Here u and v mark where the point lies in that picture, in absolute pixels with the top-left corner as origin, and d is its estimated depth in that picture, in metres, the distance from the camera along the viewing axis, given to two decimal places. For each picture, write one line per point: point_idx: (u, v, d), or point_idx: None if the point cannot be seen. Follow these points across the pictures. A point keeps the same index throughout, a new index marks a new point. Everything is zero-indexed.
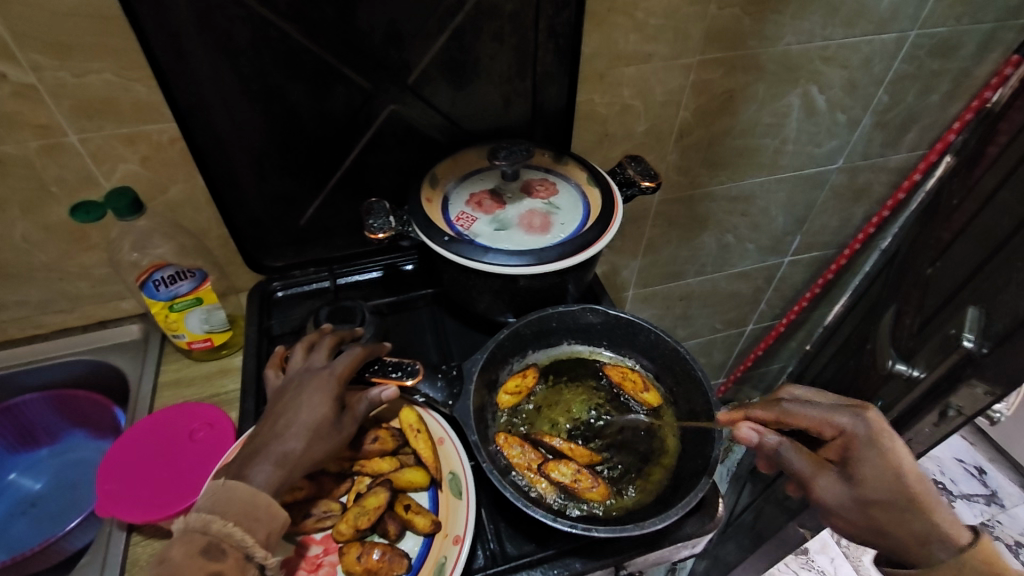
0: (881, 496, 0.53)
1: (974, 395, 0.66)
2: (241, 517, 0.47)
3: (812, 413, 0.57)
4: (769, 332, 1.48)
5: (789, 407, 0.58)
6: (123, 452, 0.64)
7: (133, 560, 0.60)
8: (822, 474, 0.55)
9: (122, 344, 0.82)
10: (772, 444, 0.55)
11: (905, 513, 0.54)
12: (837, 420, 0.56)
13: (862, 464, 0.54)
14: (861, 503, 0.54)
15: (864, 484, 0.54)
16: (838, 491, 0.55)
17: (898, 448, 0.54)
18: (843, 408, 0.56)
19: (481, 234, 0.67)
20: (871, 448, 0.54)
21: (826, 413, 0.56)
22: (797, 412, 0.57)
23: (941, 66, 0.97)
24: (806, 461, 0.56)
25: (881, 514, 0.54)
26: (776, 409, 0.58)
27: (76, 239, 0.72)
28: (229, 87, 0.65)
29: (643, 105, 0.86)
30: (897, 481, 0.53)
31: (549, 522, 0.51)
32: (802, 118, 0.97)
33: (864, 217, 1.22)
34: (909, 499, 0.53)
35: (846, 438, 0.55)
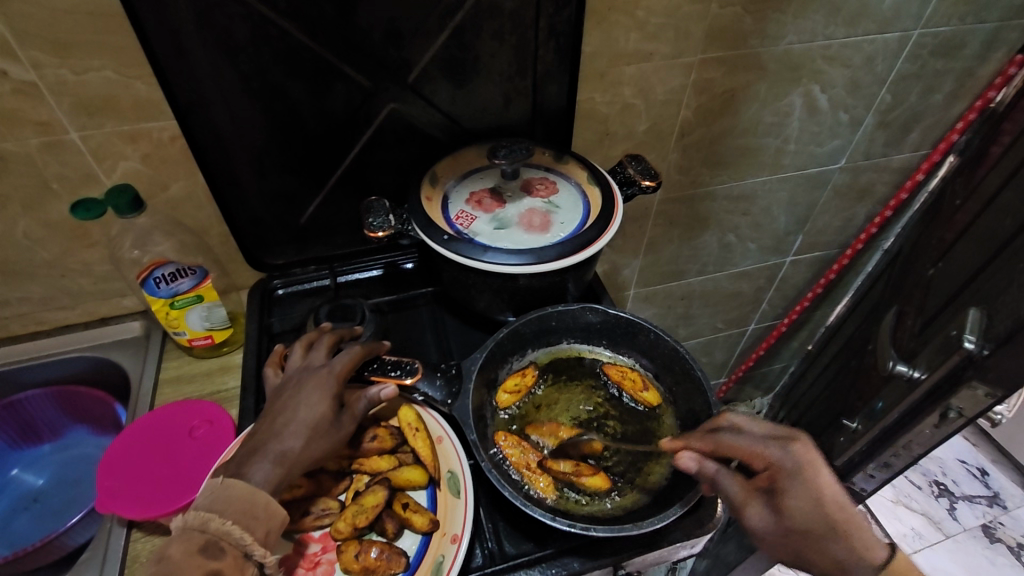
0: (806, 524, 0.52)
1: (975, 396, 0.65)
2: (239, 515, 0.47)
3: (744, 444, 0.55)
4: (771, 332, 1.48)
5: (725, 437, 0.55)
6: (123, 449, 0.64)
7: (133, 556, 0.61)
8: (753, 505, 0.53)
9: (124, 341, 0.82)
10: (712, 471, 0.53)
11: (827, 539, 0.53)
12: (768, 451, 0.54)
13: (789, 495, 0.53)
14: (788, 532, 0.53)
15: (790, 512, 0.52)
16: (766, 521, 0.53)
17: (822, 478, 0.53)
18: (772, 439, 0.55)
19: (481, 233, 0.67)
20: (802, 480, 0.53)
21: (757, 444, 0.55)
22: (732, 445, 0.55)
23: (944, 65, 0.97)
24: (740, 490, 0.53)
25: (805, 541, 0.53)
26: (712, 438, 0.55)
27: (78, 236, 0.72)
28: (229, 85, 0.65)
29: (644, 104, 0.85)
30: (818, 508, 0.53)
31: (547, 521, 0.51)
32: (803, 118, 0.97)
33: (865, 217, 1.22)
34: (830, 524, 0.53)
35: (775, 468, 0.54)
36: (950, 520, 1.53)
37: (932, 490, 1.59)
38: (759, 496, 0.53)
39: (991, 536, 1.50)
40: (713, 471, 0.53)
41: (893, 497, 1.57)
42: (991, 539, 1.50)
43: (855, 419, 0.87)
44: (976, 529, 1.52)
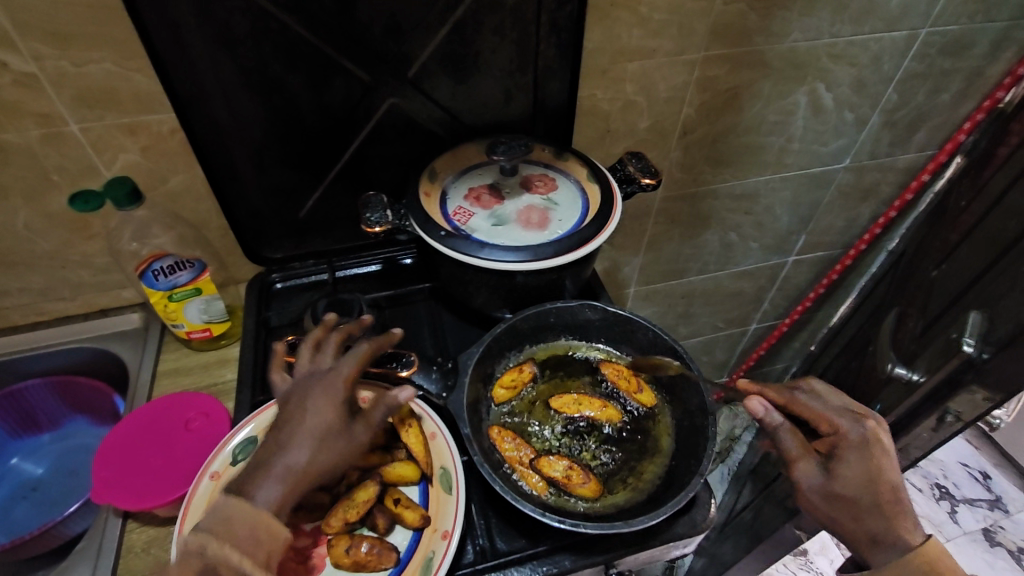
0: (852, 493, 0.52)
1: (973, 401, 0.64)
2: (239, 539, 0.45)
3: (815, 407, 0.57)
4: (772, 332, 1.47)
5: (800, 397, 0.58)
6: (118, 440, 0.64)
7: (128, 546, 0.61)
8: (806, 459, 0.54)
9: (123, 333, 0.82)
10: (774, 424, 0.55)
11: (870, 516, 0.52)
12: (838, 419, 0.56)
13: (844, 463, 0.53)
14: (832, 497, 0.53)
15: (839, 478, 0.53)
16: (813, 479, 0.53)
17: (886, 460, 0.53)
18: (848, 412, 0.56)
19: (478, 229, 0.67)
20: (864, 453, 0.53)
21: (830, 411, 0.57)
22: (802, 403, 0.58)
23: (953, 64, 0.95)
24: (794, 444, 0.54)
25: (847, 512, 0.53)
26: (787, 394, 0.59)
27: (78, 228, 0.72)
28: (228, 79, 0.64)
29: (646, 101, 0.85)
30: (870, 485, 0.52)
31: (537, 517, 0.51)
32: (807, 117, 0.96)
33: (869, 217, 1.21)
34: (879, 505, 0.52)
35: (840, 437, 0.55)
36: (950, 523, 1.53)
37: (933, 493, 1.59)
38: (814, 455, 0.54)
39: (992, 541, 1.49)
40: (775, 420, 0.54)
41: None
42: (991, 543, 1.49)
43: None
44: (977, 533, 1.51)
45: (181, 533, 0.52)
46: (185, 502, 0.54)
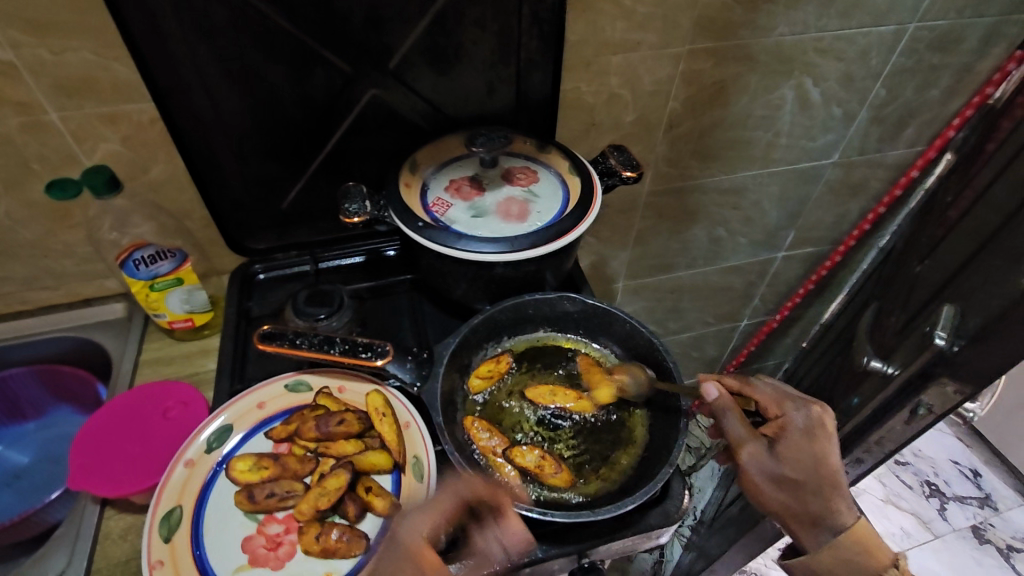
0: (793, 474, 0.58)
1: (944, 394, 0.64)
2: None
3: (767, 393, 0.62)
4: (762, 328, 1.47)
5: (752, 384, 0.63)
6: (97, 427, 0.65)
7: (105, 533, 0.62)
8: (753, 442, 0.58)
9: (106, 322, 0.82)
10: (724, 408, 0.58)
11: (809, 495, 0.59)
12: (785, 406, 0.61)
13: (789, 446, 0.59)
14: (776, 477, 0.58)
15: (784, 459, 0.58)
16: (759, 461, 0.58)
17: (829, 444, 0.58)
18: (796, 399, 0.61)
19: (457, 220, 0.67)
20: (808, 438, 0.59)
21: (778, 397, 0.62)
22: (754, 390, 0.63)
23: (941, 59, 0.95)
24: (742, 429, 0.59)
25: (789, 491, 0.59)
26: (742, 381, 0.63)
27: (59, 216, 0.72)
28: (208, 69, 0.64)
29: (631, 94, 0.85)
30: (811, 467, 0.58)
31: (506, 505, 0.52)
32: (795, 112, 0.96)
33: (859, 214, 1.21)
34: (819, 484, 0.59)
35: (786, 422, 0.60)
36: (940, 520, 1.53)
37: (923, 490, 1.59)
38: (760, 439, 0.59)
39: (980, 538, 1.50)
40: (727, 405, 0.58)
41: (883, 496, 1.56)
42: (980, 540, 1.49)
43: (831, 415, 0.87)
44: (966, 530, 1.51)
45: (153, 518, 0.52)
46: (158, 488, 0.53)
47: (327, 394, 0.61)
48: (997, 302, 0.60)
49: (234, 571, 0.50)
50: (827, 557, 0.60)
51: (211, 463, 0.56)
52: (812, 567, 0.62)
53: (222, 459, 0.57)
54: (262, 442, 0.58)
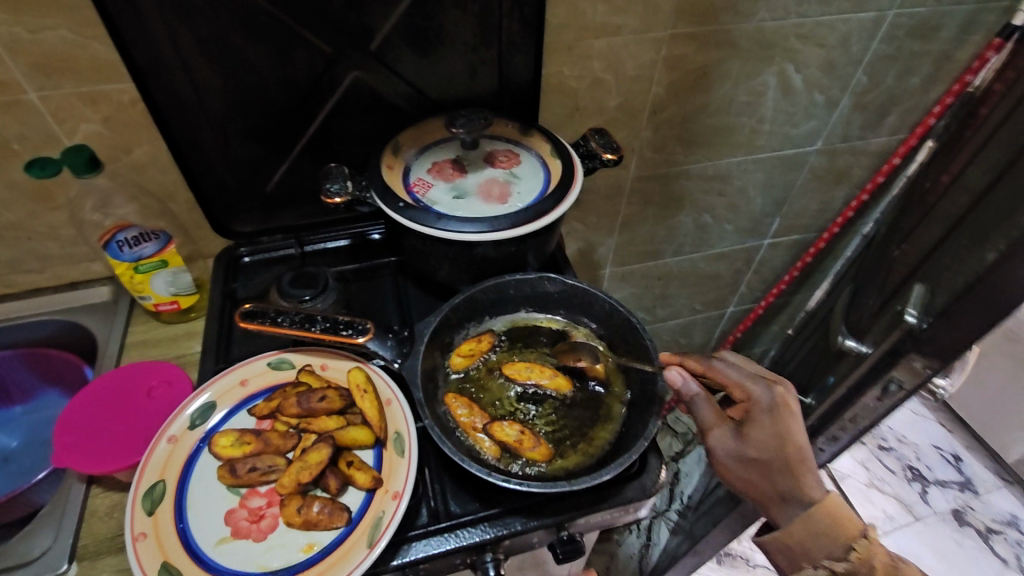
0: (760, 455, 0.60)
1: (913, 369, 0.66)
2: None
3: (730, 374, 0.64)
4: (748, 315, 1.49)
5: (717, 365, 0.64)
6: (82, 407, 0.65)
7: (92, 510, 0.62)
8: (721, 426, 0.61)
9: (91, 305, 0.82)
10: (690, 394, 0.60)
11: (779, 475, 0.60)
12: (750, 386, 0.62)
13: (754, 426, 0.60)
14: (743, 459, 0.60)
15: (750, 441, 0.60)
16: (727, 443, 0.61)
17: (793, 421, 0.59)
18: (760, 378, 0.62)
19: (438, 202, 0.67)
20: (773, 418, 0.60)
21: (743, 377, 0.63)
22: (719, 371, 0.64)
23: (921, 46, 0.96)
24: (710, 414, 0.62)
25: (756, 471, 0.61)
26: (706, 363, 0.64)
27: (41, 198, 0.73)
28: (186, 49, 0.64)
29: (614, 79, 0.85)
30: (777, 448, 0.59)
31: (483, 477, 0.53)
32: (778, 98, 0.97)
33: (843, 201, 1.22)
34: (785, 464, 0.59)
35: (752, 403, 0.61)
36: (921, 503, 1.56)
37: (906, 474, 1.62)
38: (728, 422, 0.62)
39: (961, 520, 1.53)
40: (694, 392, 0.60)
41: (867, 481, 1.59)
42: (960, 523, 1.52)
43: (809, 395, 0.89)
44: (946, 513, 1.54)
45: (136, 492, 0.52)
46: (141, 463, 0.54)
47: (310, 371, 0.62)
48: (962, 279, 0.61)
49: (217, 543, 0.51)
50: (798, 531, 0.62)
51: (194, 440, 0.57)
52: (785, 542, 0.63)
53: (205, 436, 0.57)
54: (245, 419, 0.59)
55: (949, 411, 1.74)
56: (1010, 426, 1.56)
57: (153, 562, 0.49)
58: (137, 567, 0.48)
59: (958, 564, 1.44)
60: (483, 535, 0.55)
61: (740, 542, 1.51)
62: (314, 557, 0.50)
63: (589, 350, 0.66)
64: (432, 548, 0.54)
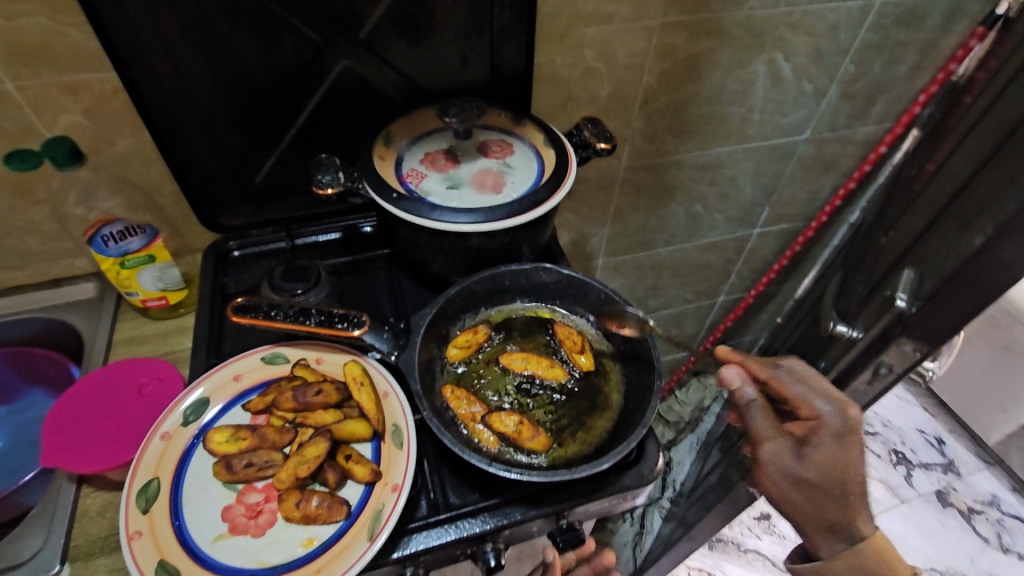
0: (814, 475, 0.64)
1: (903, 353, 0.68)
2: None
3: (798, 391, 0.67)
4: (738, 304, 1.50)
5: (782, 380, 0.67)
6: (71, 406, 0.64)
7: (83, 511, 0.61)
8: (779, 441, 0.64)
9: (76, 302, 0.81)
10: (745, 399, 0.65)
11: (831, 501, 0.65)
12: (819, 408, 0.65)
13: (817, 448, 0.64)
14: (799, 479, 0.64)
15: (808, 461, 0.64)
16: (783, 457, 0.64)
17: (857, 450, 0.64)
18: (831, 401, 0.65)
19: (432, 192, 0.67)
20: (837, 443, 0.64)
21: (808, 396, 0.66)
22: (785, 386, 0.67)
23: (907, 35, 0.97)
24: (768, 427, 0.65)
25: (807, 491, 0.65)
26: (770, 373, 0.67)
27: (21, 192, 0.71)
28: (169, 36, 0.63)
29: (606, 67, 0.85)
30: (832, 472, 0.64)
31: (483, 467, 0.53)
32: (767, 87, 0.97)
33: (831, 189, 1.23)
34: (837, 491, 0.65)
35: (819, 424, 0.65)
36: (906, 486, 1.59)
37: (891, 458, 1.65)
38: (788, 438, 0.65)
39: (944, 501, 1.56)
40: (749, 398, 0.64)
41: None
42: (943, 504, 1.56)
43: None
44: (930, 495, 1.58)
45: (130, 490, 0.51)
46: (134, 461, 0.53)
47: (304, 365, 0.61)
48: (950, 262, 0.62)
49: (215, 540, 0.51)
50: (841, 562, 0.67)
51: (187, 437, 0.56)
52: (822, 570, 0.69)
53: (200, 432, 0.56)
54: (240, 415, 0.58)
55: (932, 396, 1.78)
56: (989, 408, 1.60)
57: (149, 560, 0.48)
58: (133, 566, 0.47)
59: (942, 544, 1.48)
60: (483, 526, 0.55)
61: (731, 528, 1.53)
62: (314, 551, 0.50)
63: (634, 320, 0.64)
64: (431, 539, 0.54)
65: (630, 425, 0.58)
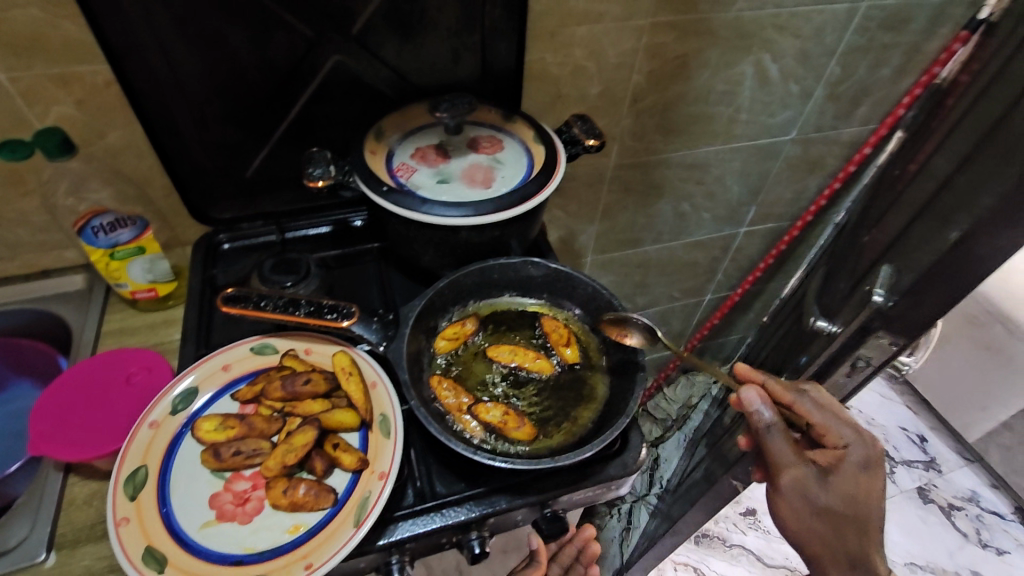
0: (836, 504, 0.64)
1: (881, 345, 0.70)
2: None
3: (819, 417, 0.68)
4: (725, 302, 1.52)
5: (804, 404, 0.69)
6: (58, 395, 0.64)
7: (70, 499, 0.62)
8: (801, 467, 0.65)
9: (66, 294, 0.80)
10: (763, 422, 0.64)
11: (854, 537, 0.64)
12: (844, 437, 0.67)
13: (839, 476, 0.65)
14: (822, 509, 0.64)
15: (831, 489, 0.64)
16: (805, 484, 0.64)
17: (877, 479, 0.65)
18: (855, 430, 0.67)
19: (422, 186, 0.67)
20: (860, 472, 0.65)
21: (830, 423, 0.68)
22: (808, 411, 0.68)
23: (891, 38, 0.99)
24: (788, 451, 0.65)
25: (829, 522, 0.65)
26: (792, 396, 0.69)
27: (11, 183, 0.70)
28: (163, 29, 0.63)
29: (596, 66, 0.86)
30: (853, 501, 0.64)
31: (468, 455, 0.53)
32: (754, 88, 0.99)
33: (816, 190, 1.25)
34: (856, 521, 0.64)
35: (842, 452, 0.66)
36: (889, 483, 1.62)
37: None
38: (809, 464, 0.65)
39: (925, 497, 1.59)
40: (770, 421, 0.64)
41: None
42: (924, 500, 1.59)
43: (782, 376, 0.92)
44: (912, 491, 1.60)
45: (118, 477, 0.52)
46: (122, 448, 0.54)
47: (293, 356, 0.61)
48: (925, 259, 0.64)
49: (202, 526, 0.51)
50: None
51: (176, 425, 0.56)
52: None
53: (189, 421, 0.57)
54: (229, 404, 0.59)
55: (914, 395, 1.81)
56: (970, 406, 1.63)
57: (137, 546, 0.49)
58: (120, 552, 0.48)
59: (923, 539, 1.51)
60: (468, 514, 0.56)
61: (717, 523, 1.55)
62: (301, 537, 0.51)
63: (639, 328, 0.65)
64: (418, 527, 0.55)
65: (617, 412, 0.60)
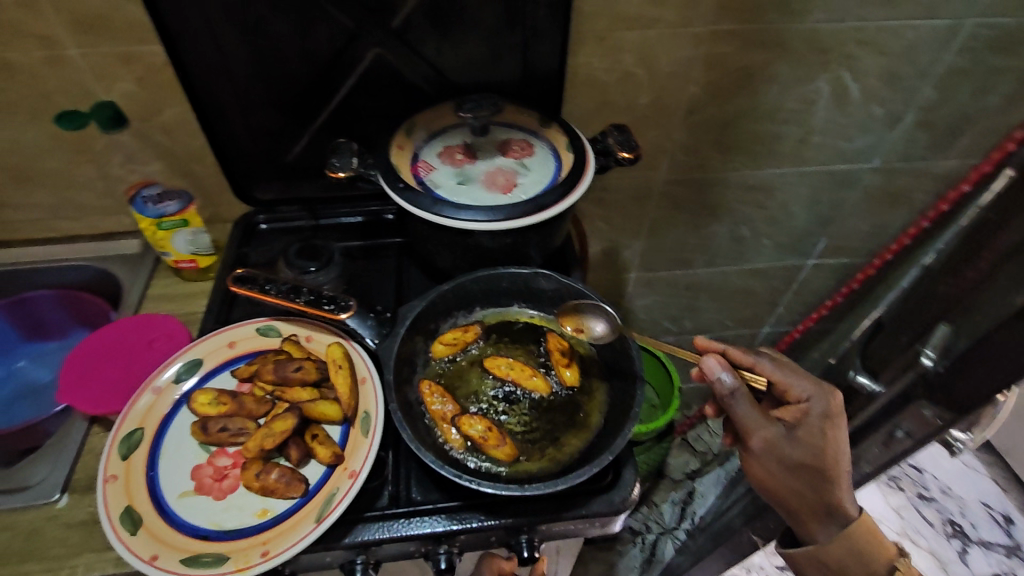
0: (809, 460, 0.60)
1: (923, 415, 0.63)
2: None
3: (775, 372, 0.63)
4: (783, 338, 1.40)
5: (762, 363, 0.64)
6: (91, 350, 0.70)
7: (88, 447, 0.67)
8: (767, 429, 0.60)
9: (123, 257, 0.87)
10: (726, 389, 0.59)
11: (826, 486, 0.61)
12: (803, 391, 0.62)
13: (805, 429, 0.61)
14: (790, 463, 0.60)
15: (801, 445, 0.61)
16: (771, 442, 0.60)
17: (843, 430, 0.61)
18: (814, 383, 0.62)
19: (441, 184, 0.66)
20: (826, 424, 0.61)
21: (788, 377, 0.63)
22: (765, 367, 0.64)
23: (1003, 61, 0.86)
24: (751, 414, 0.60)
25: (802, 478, 0.61)
26: (751, 357, 0.64)
27: (79, 151, 0.77)
28: (214, 15, 0.66)
29: (648, 74, 0.81)
30: (824, 455, 0.60)
31: (434, 467, 0.51)
32: (830, 108, 0.90)
33: (900, 226, 1.12)
34: (826, 472, 0.60)
35: (805, 406, 0.62)
36: (958, 563, 1.43)
37: (945, 529, 1.49)
38: (776, 424, 0.60)
39: None
40: (732, 387, 0.58)
41: (899, 529, 1.48)
42: None
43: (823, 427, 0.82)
44: None
45: (115, 435, 0.55)
46: (124, 410, 0.56)
47: (293, 341, 0.62)
48: (991, 319, 0.55)
49: (181, 496, 0.53)
50: (836, 548, 0.62)
51: (174, 395, 0.59)
52: (818, 556, 0.63)
53: (184, 395, 0.59)
54: (227, 380, 0.61)
55: (1008, 469, 1.57)
56: None
57: (118, 503, 0.51)
58: (102, 507, 0.50)
59: None
60: (439, 526, 0.54)
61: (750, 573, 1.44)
62: (266, 522, 0.51)
63: (595, 313, 0.64)
64: (386, 532, 0.54)
65: (603, 444, 0.56)
